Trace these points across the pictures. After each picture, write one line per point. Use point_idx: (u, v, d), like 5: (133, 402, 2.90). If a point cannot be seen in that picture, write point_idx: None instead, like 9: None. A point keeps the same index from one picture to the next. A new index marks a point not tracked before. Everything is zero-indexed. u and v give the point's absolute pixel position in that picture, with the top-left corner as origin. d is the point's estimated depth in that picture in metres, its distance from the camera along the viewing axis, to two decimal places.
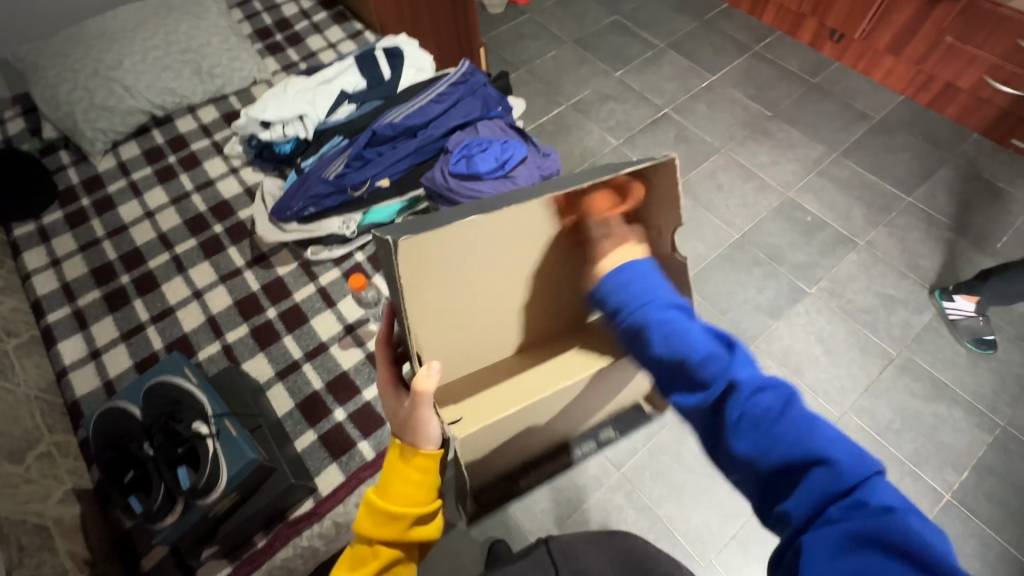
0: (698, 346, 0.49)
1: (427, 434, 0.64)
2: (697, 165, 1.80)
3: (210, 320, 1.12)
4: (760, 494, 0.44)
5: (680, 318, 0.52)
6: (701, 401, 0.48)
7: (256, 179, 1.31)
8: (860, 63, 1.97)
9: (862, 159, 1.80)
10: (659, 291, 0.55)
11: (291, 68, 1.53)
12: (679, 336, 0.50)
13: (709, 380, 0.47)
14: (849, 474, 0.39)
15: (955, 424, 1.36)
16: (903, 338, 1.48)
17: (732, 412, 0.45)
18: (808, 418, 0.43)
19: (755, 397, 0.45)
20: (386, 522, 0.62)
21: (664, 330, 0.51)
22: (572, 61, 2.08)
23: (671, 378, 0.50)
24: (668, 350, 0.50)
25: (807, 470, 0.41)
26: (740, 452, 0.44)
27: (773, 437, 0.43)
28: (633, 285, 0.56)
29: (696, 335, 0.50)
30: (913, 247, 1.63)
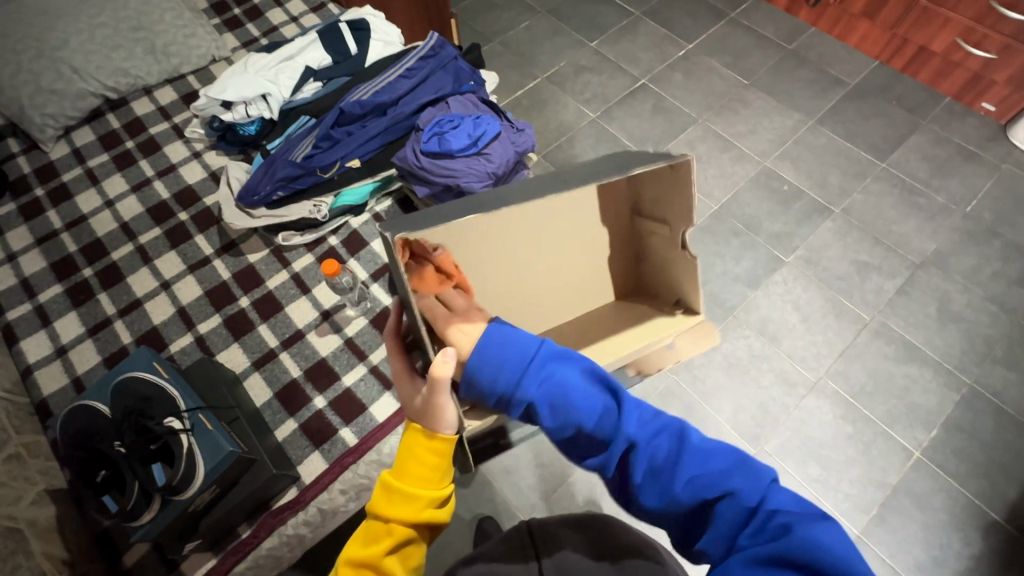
0: (587, 407, 0.52)
1: (443, 419, 0.63)
2: (675, 137, 1.79)
3: (181, 311, 1.09)
4: (680, 531, 0.49)
5: (557, 371, 0.54)
6: (603, 465, 0.51)
7: (220, 163, 1.26)
8: (835, 28, 1.95)
9: (838, 126, 1.80)
10: (522, 342, 0.55)
11: (251, 44, 1.46)
12: (563, 399, 0.53)
13: (607, 438, 0.51)
14: (748, 497, 0.45)
15: (925, 384, 1.41)
16: (877, 303, 1.51)
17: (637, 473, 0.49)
18: (700, 456, 0.48)
19: (649, 446, 0.49)
20: (402, 500, 0.61)
21: (548, 400, 0.53)
22: (545, 31, 2.02)
23: (569, 441, 0.53)
24: (558, 420, 0.53)
25: (713, 508, 0.45)
26: (651, 507, 0.49)
27: (675, 488, 0.47)
28: (496, 358, 0.54)
29: (582, 396, 0.53)
30: (886, 212, 1.65)
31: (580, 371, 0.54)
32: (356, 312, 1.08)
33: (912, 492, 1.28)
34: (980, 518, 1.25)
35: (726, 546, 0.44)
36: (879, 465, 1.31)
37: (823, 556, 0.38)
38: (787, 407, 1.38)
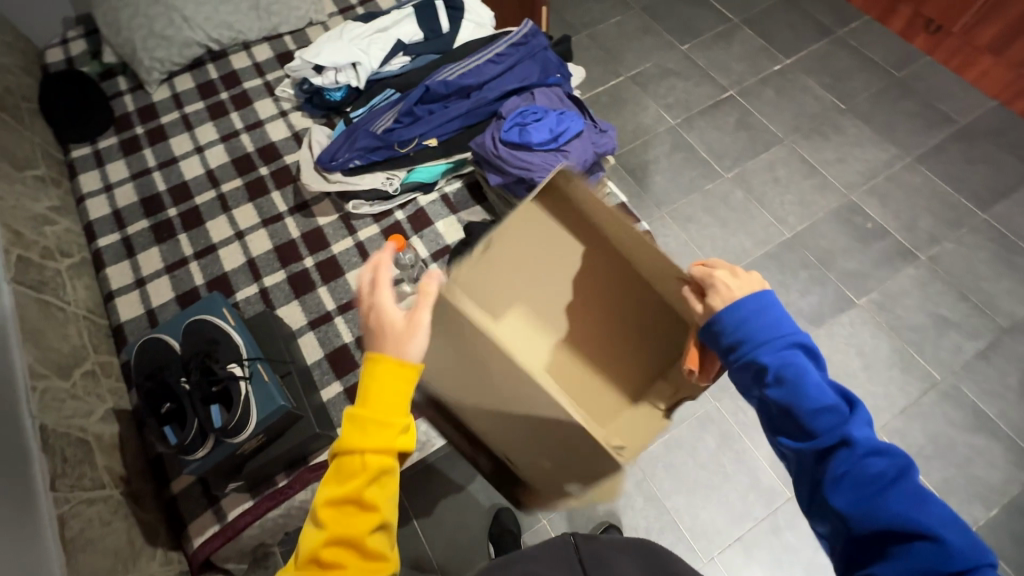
0: (818, 392, 0.51)
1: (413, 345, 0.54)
2: (756, 155, 1.71)
3: (250, 262, 1.14)
4: (845, 547, 0.49)
5: (798, 354, 0.53)
6: (808, 449, 0.51)
7: (304, 125, 1.31)
8: (953, 60, 1.80)
9: (938, 166, 1.67)
10: (774, 308, 0.55)
11: (347, 12, 1.49)
12: (797, 378, 0.52)
13: (819, 428, 0.51)
14: (965, 556, 0.44)
15: (992, 459, 1.30)
16: (951, 364, 1.41)
17: (839, 472, 0.49)
18: (924, 499, 0.46)
19: (867, 454, 0.48)
20: (371, 430, 0.53)
21: (778, 371, 0.53)
22: (636, 28, 1.97)
23: (777, 415, 0.53)
24: (784, 393, 0.52)
25: (913, 545, 0.45)
26: (838, 508, 0.48)
27: (875, 507, 0.47)
28: (748, 313, 0.55)
29: (815, 381, 0.52)
30: (978, 268, 1.52)
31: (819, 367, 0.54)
32: (413, 290, 1.11)
33: None
34: None
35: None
36: None
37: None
38: None
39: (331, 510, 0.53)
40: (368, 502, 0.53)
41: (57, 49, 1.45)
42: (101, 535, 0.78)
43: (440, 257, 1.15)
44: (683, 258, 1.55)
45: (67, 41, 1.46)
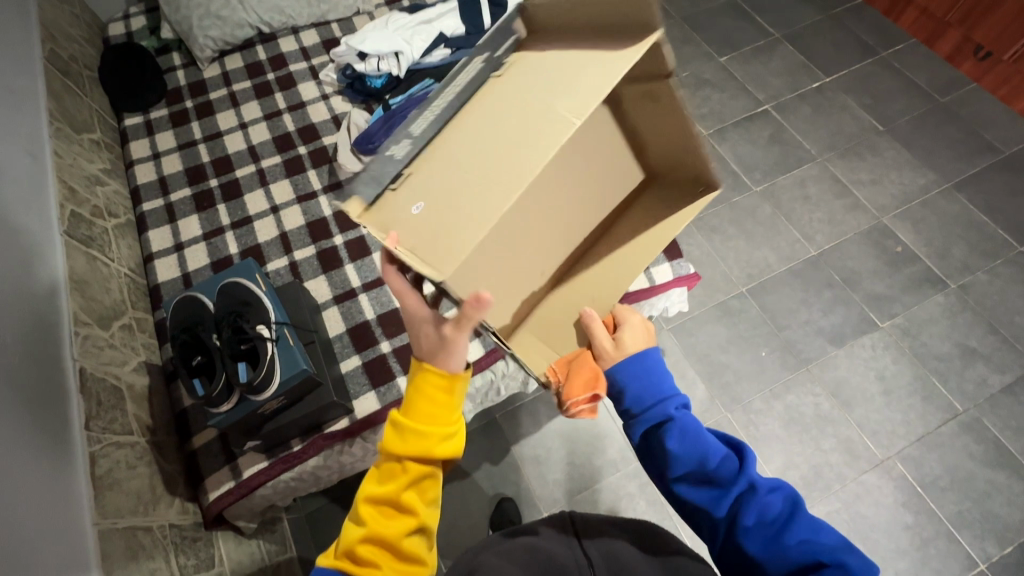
0: (714, 448, 0.62)
1: (449, 359, 0.64)
2: (787, 171, 1.69)
3: (282, 235, 1.19)
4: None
5: (688, 416, 0.65)
6: (718, 503, 0.59)
7: (344, 109, 1.35)
8: (1001, 88, 1.76)
9: (976, 195, 1.63)
10: (659, 379, 0.68)
11: (394, 4, 1.54)
12: (694, 434, 0.63)
13: (726, 481, 0.60)
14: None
15: (1010, 496, 1.27)
16: (974, 396, 1.37)
17: (749, 519, 0.57)
18: (821, 535, 0.55)
19: (766, 494, 0.58)
20: (412, 441, 0.63)
21: (679, 427, 0.64)
22: (675, 38, 1.97)
23: (686, 472, 0.62)
24: (688, 448, 0.62)
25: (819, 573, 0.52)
26: (754, 554, 0.55)
27: (786, 546, 0.54)
28: (644, 377, 0.68)
29: (709, 438, 0.63)
30: (1010, 301, 1.48)
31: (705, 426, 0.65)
32: None
33: None
34: None
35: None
36: (933, 567, 1.20)
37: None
38: (843, 478, 1.29)
39: (370, 508, 0.63)
40: (404, 504, 0.62)
41: (119, 23, 1.53)
42: (127, 477, 0.82)
43: None
44: (705, 268, 1.54)
45: (128, 16, 1.54)
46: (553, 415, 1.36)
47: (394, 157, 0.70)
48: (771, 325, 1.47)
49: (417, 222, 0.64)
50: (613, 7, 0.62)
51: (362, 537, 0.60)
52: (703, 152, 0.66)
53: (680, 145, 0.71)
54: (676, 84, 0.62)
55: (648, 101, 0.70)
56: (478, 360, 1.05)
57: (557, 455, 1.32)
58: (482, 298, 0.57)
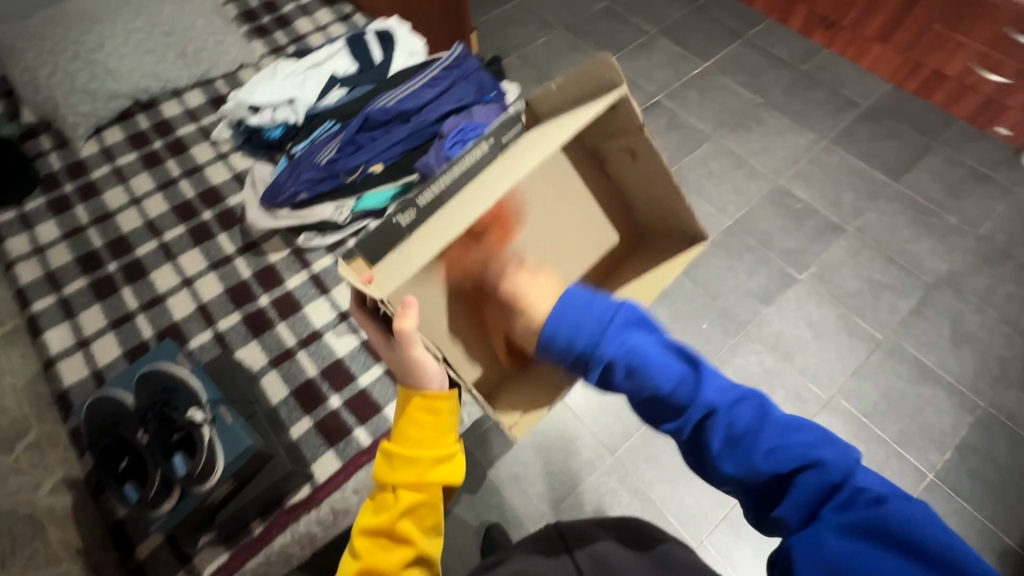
0: (666, 372, 0.54)
1: (430, 376, 0.68)
2: (688, 153, 1.81)
3: (201, 308, 1.11)
4: (751, 498, 0.51)
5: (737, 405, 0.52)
6: (682, 430, 0.53)
7: (246, 166, 1.29)
8: (848, 50, 1.98)
9: (851, 147, 1.81)
10: (596, 307, 0.56)
11: (278, 51, 1.50)
12: (742, 429, 0.50)
13: (689, 407, 0.53)
14: (840, 468, 0.48)
15: (939, 405, 1.40)
16: (890, 322, 1.51)
17: (718, 439, 0.51)
18: (784, 422, 0.51)
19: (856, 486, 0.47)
20: (403, 467, 0.67)
21: (726, 424, 0.51)
22: (563, 47, 2.07)
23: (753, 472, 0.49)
24: (736, 446, 0.50)
25: (794, 472, 0.49)
26: (732, 474, 0.50)
27: (756, 456, 0.49)
28: (652, 365, 0.54)
29: (773, 429, 0.50)
30: (899, 233, 1.65)
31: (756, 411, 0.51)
32: None
33: None
34: (995, 543, 1.24)
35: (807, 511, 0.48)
36: None
37: (911, 528, 0.43)
38: None
39: (366, 540, 0.65)
40: (401, 532, 0.64)
41: None
42: None
43: None
44: None
45: None
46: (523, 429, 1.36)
47: (400, 226, 0.76)
48: (706, 297, 1.55)
49: (393, 260, 0.71)
50: (586, 83, 0.75)
51: (359, 569, 0.63)
52: (688, 210, 0.79)
53: (670, 204, 0.82)
54: (652, 138, 0.73)
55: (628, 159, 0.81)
56: None
57: (534, 469, 1.32)
58: (408, 304, 0.63)
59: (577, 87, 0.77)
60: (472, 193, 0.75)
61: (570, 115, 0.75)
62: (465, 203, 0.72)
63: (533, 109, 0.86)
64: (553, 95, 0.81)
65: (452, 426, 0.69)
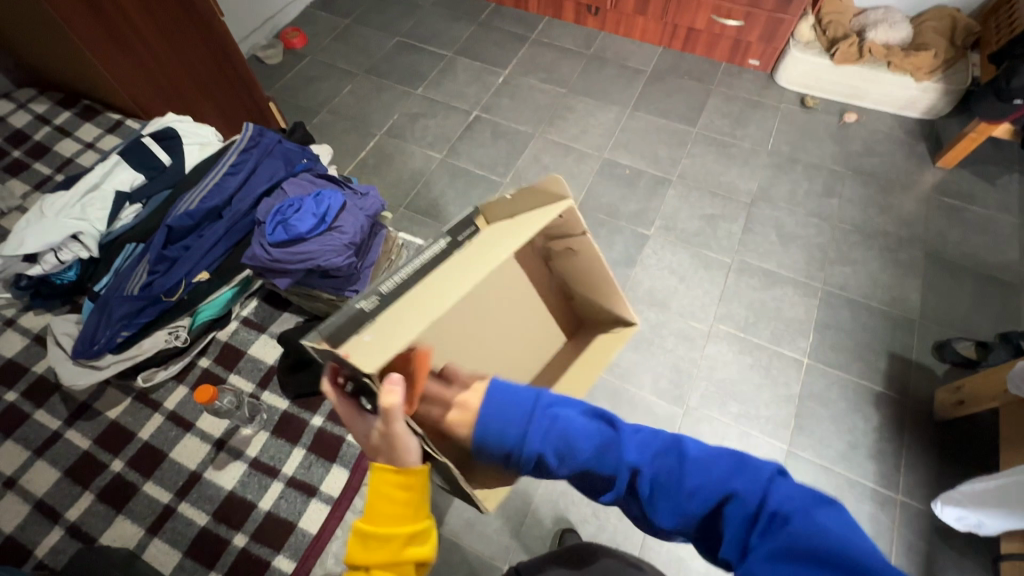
0: (587, 445, 0.58)
1: (407, 453, 0.64)
2: (520, 155, 1.90)
3: (37, 505, 0.92)
4: (700, 538, 0.53)
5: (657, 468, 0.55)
6: (615, 495, 0.57)
7: (43, 322, 1.11)
8: (619, 28, 2.22)
9: (650, 108, 2.03)
10: (519, 394, 0.62)
11: (45, 185, 1.31)
12: (664, 482, 0.54)
13: (611, 473, 0.57)
14: (752, 494, 0.49)
15: (791, 300, 1.61)
16: (732, 246, 1.71)
17: (644, 490, 0.55)
18: (698, 464, 0.53)
19: (746, 503, 0.49)
20: (375, 548, 0.65)
21: (645, 479, 0.54)
22: (369, 90, 2.07)
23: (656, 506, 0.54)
24: (656, 499, 0.54)
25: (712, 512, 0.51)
26: (666, 523, 0.54)
27: (680, 504, 0.52)
28: (569, 447, 0.59)
29: (689, 476, 0.53)
30: (712, 168, 1.88)
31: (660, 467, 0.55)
32: (254, 429, 1.03)
33: (814, 394, 1.45)
34: (872, 394, 1.45)
35: (738, 546, 0.49)
36: (783, 382, 1.47)
37: (807, 543, 0.43)
38: (695, 360, 1.50)
39: None
40: None
41: None
42: None
43: (268, 382, 1.09)
44: None
45: None
46: None
47: (364, 311, 0.70)
48: None
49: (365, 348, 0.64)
50: (540, 197, 0.77)
51: None
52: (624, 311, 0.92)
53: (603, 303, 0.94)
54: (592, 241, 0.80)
55: (573, 258, 0.87)
56: (322, 530, 0.95)
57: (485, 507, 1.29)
58: (391, 379, 0.60)
59: (536, 196, 0.76)
60: (436, 285, 0.72)
61: (525, 222, 0.77)
62: (433, 300, 0.69)
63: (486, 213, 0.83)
64: (506, 205, 0.79)
65: (425, 500, 0.67)
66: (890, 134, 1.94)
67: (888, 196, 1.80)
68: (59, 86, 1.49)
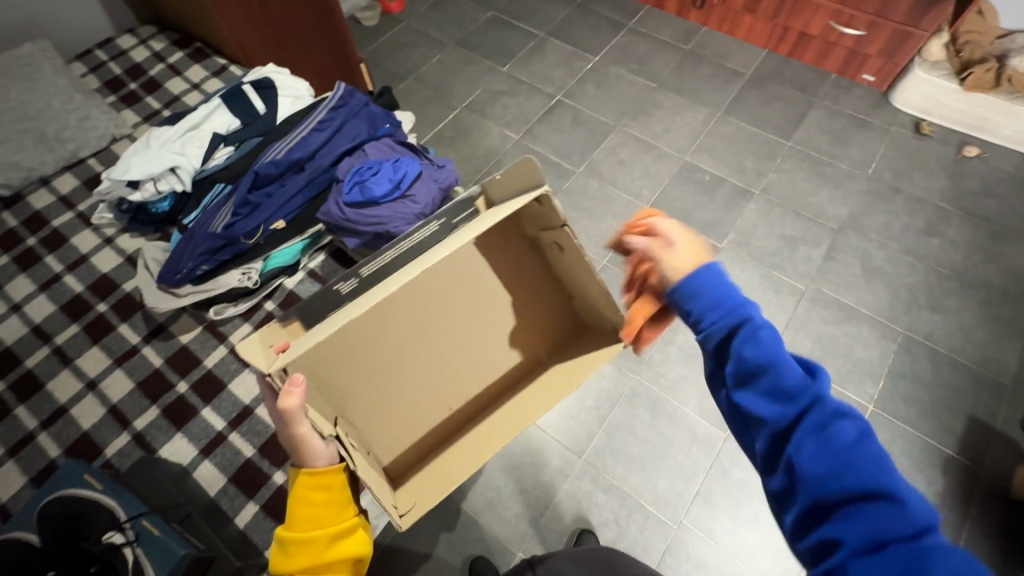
0: (789, 364, 0.51)
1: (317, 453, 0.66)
2: (597, 146, 1.85)
3: (112, 410, 1.02)
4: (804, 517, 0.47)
5: (836, 431, 0.47)
6: (776, 416, 0.50)
7: (137, 246, 1.20)
8: (724, 25, 2.09)
9: (743, 114, 1.92)
10: (733, 289, 0.55)
11: (153, 118, 1.41)
12: (840, 455, 0.46)
13: (797, 394, 0.50)
14: (924, 522, 0.42)
15: (865, 340, 1.49)
16: (808, 273, 1.60)
17: (811, 433, 0.47)
18: (887, 464, 0.45)
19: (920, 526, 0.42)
20: (298, 553, 0.62)
21: (821, 439, 0.47)
22: (457, 62, 2.07)
23: (820, 463, 0.46)
24: (818, 459, 0.46)
25: (863, 500, 0.44)
26: (806, 475, 0.46)
27: (843, 471, 0.45)
28: (768, 357, 0.51)
29: (871, 462, 0.45)
30: (800, 187, 1.76)
31: (847, 432, 0.47)
32: None
33: None
34: (939, 456, 1.33)
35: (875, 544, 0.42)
36: None
37: None
38: None
39: None
40: None
41: None
42: None
43: None
44: None
45: None
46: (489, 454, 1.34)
47: (340, 292, 0.82)
48: None
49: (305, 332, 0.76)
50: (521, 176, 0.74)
51: None
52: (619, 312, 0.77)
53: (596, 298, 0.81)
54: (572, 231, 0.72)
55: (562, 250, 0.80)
56: None
57: (508, 491, 1.30)
58: (295, 380, 0.63)
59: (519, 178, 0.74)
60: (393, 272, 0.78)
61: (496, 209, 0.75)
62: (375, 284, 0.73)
63: (487, 195, 0.84)
64: (498, 185, 0.79)
65: (348, 496, 0.68)
66: (1015, 176, 1.73)
67: (1000, 244, 1.62)
68: (176, 28, 1.59)
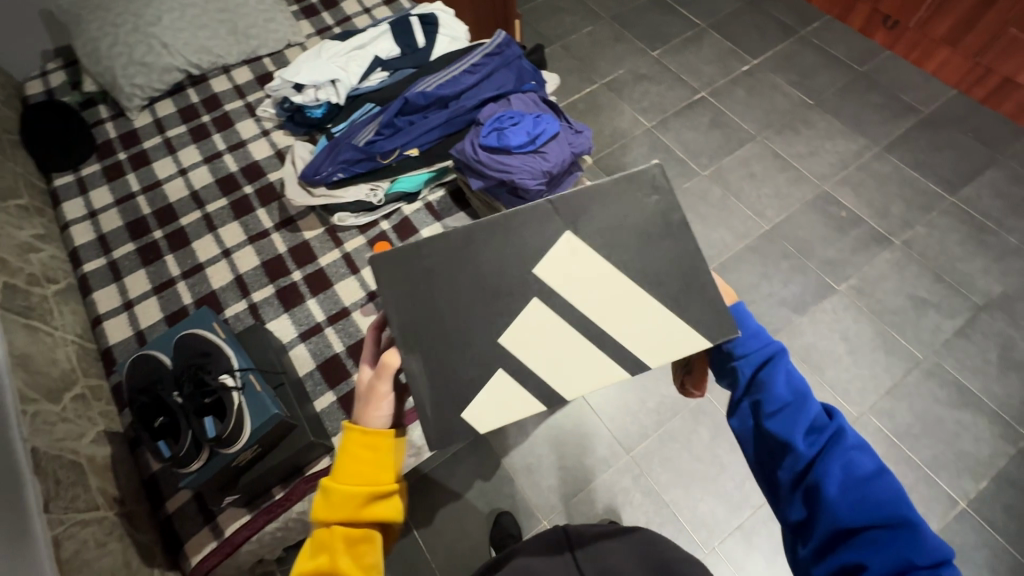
0: (811, 400, 0.64)
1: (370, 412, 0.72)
2: (730, 152, 1.76)
3: (237, 278, 1.15)
4: (829, 533, 0.57)
5: (852, 455, 0.60)
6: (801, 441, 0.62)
7: (287, 143, 1.33)
8: (912, 53, 1.87)
9: (906, 154, 1.72)
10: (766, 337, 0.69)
11: (324, 32, 1.53)
12: (853, 476, 0.58)
13: (818, 425, 0.63)
14: (929, 536, 0.54)
15: (978, 433, 1.33)
16: (932, 343, 1.44)
17: (836, 472, 0.59)
18: (892, 486, 0.58)
19: (917, 534, 0.54)
20: (340, 498, 0.66)
21: (841, 463, 0.59)
22: (607, 37, 2.03)
23: (844, 485, 0.58)
24: (840, 482, 0.58)
25: (876, 529, 0.55)
26: (832, 497, 0.58)
27: (859, 490, 0.58)
28: (796, 392, 0.65)
29: (879, 480, 0.58)
30: (950, 249, 1.57)
31: (860, 458, 0.60)
32: None
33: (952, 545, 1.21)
34: None
35: (896, 567, 0.53)
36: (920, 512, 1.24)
37: None
38: None
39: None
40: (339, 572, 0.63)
41: (38, 81, 1.48)
42: (97, 556, 0.79)
43: None
44: None
45: (46, 73, 1.49)
46: (540, 422, 1.37)
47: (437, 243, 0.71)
48: None
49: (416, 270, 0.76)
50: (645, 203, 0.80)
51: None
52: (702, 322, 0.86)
53: None
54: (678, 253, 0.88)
55: None
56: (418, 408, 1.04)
57: (548, 462, 1.33)
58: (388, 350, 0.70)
59: None
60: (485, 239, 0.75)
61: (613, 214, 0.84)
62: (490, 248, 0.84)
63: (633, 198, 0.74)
64: None
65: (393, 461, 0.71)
66: None
67: None
68: None
